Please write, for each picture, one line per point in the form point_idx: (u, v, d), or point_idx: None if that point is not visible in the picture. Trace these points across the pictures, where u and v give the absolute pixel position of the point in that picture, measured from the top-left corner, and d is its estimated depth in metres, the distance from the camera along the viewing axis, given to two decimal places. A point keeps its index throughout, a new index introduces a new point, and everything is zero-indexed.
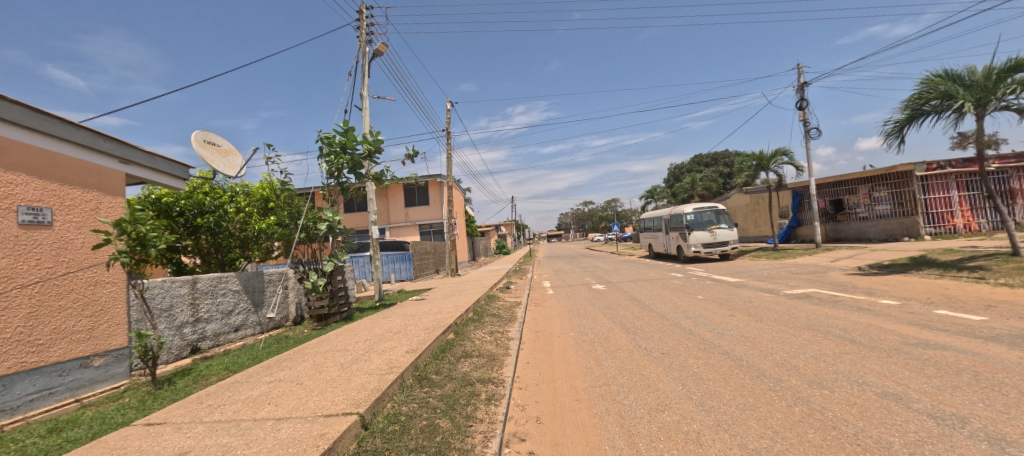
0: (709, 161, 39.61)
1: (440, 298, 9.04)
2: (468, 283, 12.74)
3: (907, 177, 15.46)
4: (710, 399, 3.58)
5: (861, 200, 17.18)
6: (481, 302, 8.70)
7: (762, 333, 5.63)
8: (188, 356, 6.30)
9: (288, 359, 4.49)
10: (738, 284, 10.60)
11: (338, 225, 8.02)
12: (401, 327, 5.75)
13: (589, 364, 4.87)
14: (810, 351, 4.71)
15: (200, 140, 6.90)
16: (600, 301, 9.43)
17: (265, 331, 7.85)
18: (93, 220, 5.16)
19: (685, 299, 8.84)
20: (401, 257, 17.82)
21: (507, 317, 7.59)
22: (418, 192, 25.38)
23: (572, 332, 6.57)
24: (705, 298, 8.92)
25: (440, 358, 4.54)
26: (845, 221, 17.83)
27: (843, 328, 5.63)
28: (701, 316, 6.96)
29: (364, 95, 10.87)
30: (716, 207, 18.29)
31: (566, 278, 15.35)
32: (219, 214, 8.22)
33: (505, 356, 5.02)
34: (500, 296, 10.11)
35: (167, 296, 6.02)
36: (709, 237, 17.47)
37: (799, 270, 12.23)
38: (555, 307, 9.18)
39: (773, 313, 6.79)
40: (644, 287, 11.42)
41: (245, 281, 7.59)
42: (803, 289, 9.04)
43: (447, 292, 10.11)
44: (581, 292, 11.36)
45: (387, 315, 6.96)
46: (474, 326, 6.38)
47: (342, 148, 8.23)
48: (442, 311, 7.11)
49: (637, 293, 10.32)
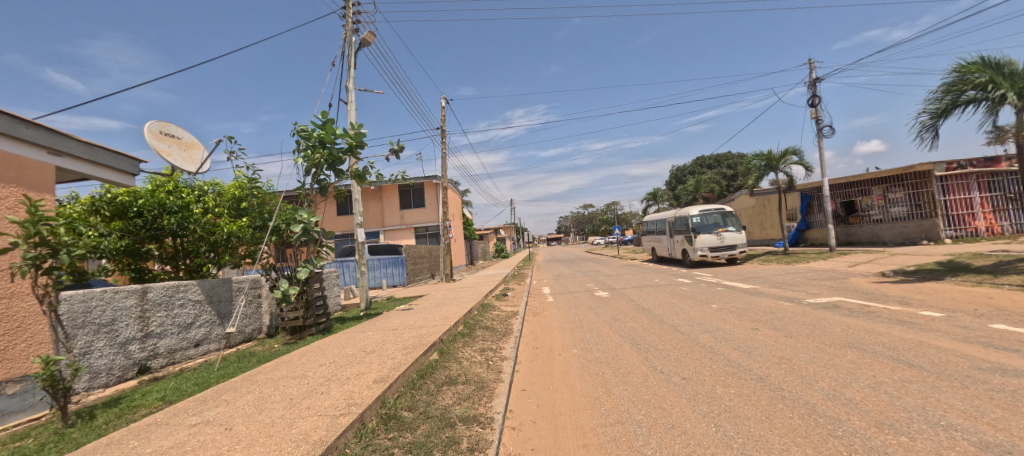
0: (711, 163, 38.90)
1: (429, 307, 8.23)
2: (462, 289, 11.91)
3: (925, 177, 14.74)
4: (755, 449, 2.77)
5: (875, 202, 16.45)
6: (474, 313, 7.88)
7: (799, 353, 4.81)
8: (134, 377, 5.50)
9: (232, 389, 3.70)
10: (753, 292, 9.81)
11: (314, 227, 7.13)
12: (377, 346, 4.94)
13: (597, 394, 4.05)
14: (864, 379, 3.90)
15: (154, 132, 6.12)
16: (605, 310, 8.63)
17: (232, 345, 7.06)
18: (9, 220, 4.36)
19: (698, 309, 8.06)
20: (394, 261, 17.04)
21: (501, 330, 6.79)
22: (414, 194, 24.63)
23: (575, 349, 5.75)
24: (720, 307, 8.15)
25: (417, 388, 3.73)
26: (858, 224, 17.11)
27: (891, 346, 4.83)
28: (720, 330, 6.15)
29: (350, 88, 10.15)
30: (723, 209, 17.53)
31: (566, 284, 14.58)
32: (184, 215, 7.43)
33: (497, 383, 4.22)
34: (496, 305, 9.31)
35: (109, 310, 5.20)
36: (716, 240, 16.69)
37: (816, 275, 11.42)
38: (554, 317, 8.39)
39: (803, 327, 5.99)
40: (652, 294, 10.60)
41: (209, 290, 6.79)
42: (827, 298, 8.24)
43: (437, 301, 9.28)
44: (584, 300, 10.58)
45: (364, 329, 6.13)
46: (463, 343, 5.56)
47: (320, 142, 7.49)
48: (428, 323, 6.32)
49: (645, 301, 9.51)
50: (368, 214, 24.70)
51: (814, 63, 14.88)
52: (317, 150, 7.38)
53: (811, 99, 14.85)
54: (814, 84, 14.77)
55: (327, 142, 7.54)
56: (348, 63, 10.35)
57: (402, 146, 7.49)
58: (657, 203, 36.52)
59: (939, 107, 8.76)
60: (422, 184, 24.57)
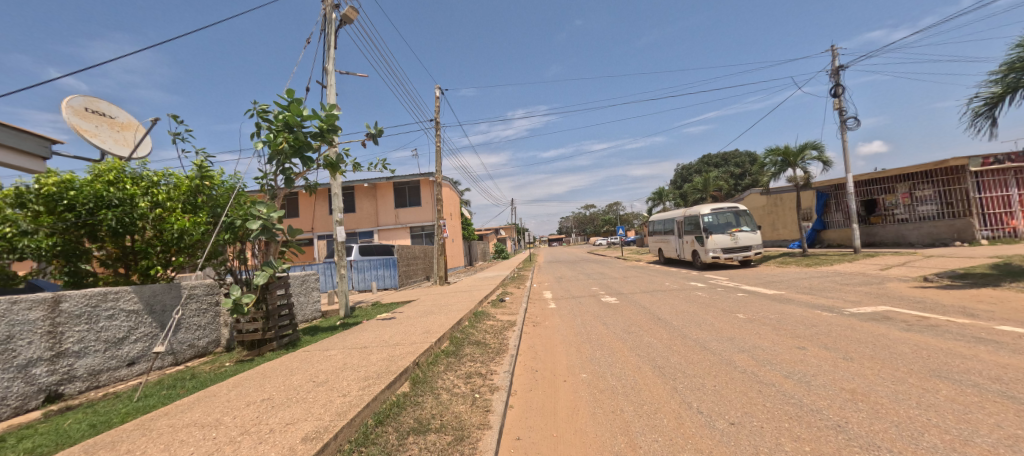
0: (718, 161, 37.73)
1: (414, 316, 7.17)
2: (456, 294, 10.85)
3: (957, 173, 13.68)
4: None
5: (900, 200, 15.42)
6: (464, 323, 6.81)
7: (875, 386, 3.73)
8: (39, 407, 4.45)
9: (107, 447, 2.66)
10: (780, 298, 8.73)
11: (275, 224, 6.05)
12: (330, 375, 3.84)
13: (620, 449, 2.95)
14: (989, 432, 2.83)
15: (75, 108, 5.10)
16: (614, 320, 7.57)
17: (176, 363, 6.01)
18: None
19: (722, 319, 7.01)
20: (386, 263, 15.96)
21: (495, 345, 5.73)
22: (409, 192, 23.60)
23: (584, 374, 4.66)
24: (748, 317, 7.06)
25: (371, 444, 2.66)
26: (881, 224, 16.06)
27: (992, 376, 3.77)
28: (761, 350, 5.07)
29: (331, 70, 9.15)
30: (736, 208, 16.48)
31: (569, 288, 13.48)
32: (126, 209, 6.35)
33: (485, 428, 3.17)
34: (491, 313, 8.25)
35: (3, 325, 4.14)
36: (729, 241, 15.58)
37: (846, 279, 10.34)
38: (557, 327, 7.35)
39: (862, 347, 4.91)
40: (666, 301, 9.50)
41: (149, 298, 5.77)
42: (872, 307, 7.15)
43: (425, 308, 8.20)
44: (589, 307, 9.51)
45: (328, 347, 5.04)
46: (445, 365, 4.50)
47: (287, 127, 6.47)
48: (406, 339, 5.26)
49: (659, 309, 8.40)
50: (362, 213, 23.57)
51: (837, 49, 13.80)
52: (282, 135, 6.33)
53: (834, 89, 13.77)
54: (838, 72, 13.69)
55: (295, 126, 6.51)
56: (328, 43, 9.35)
57: (382, 130, 6.52)
58: (662, 203, 35.42)
59: (998, 90, 7.70)
60: (418, 182, 23.54)
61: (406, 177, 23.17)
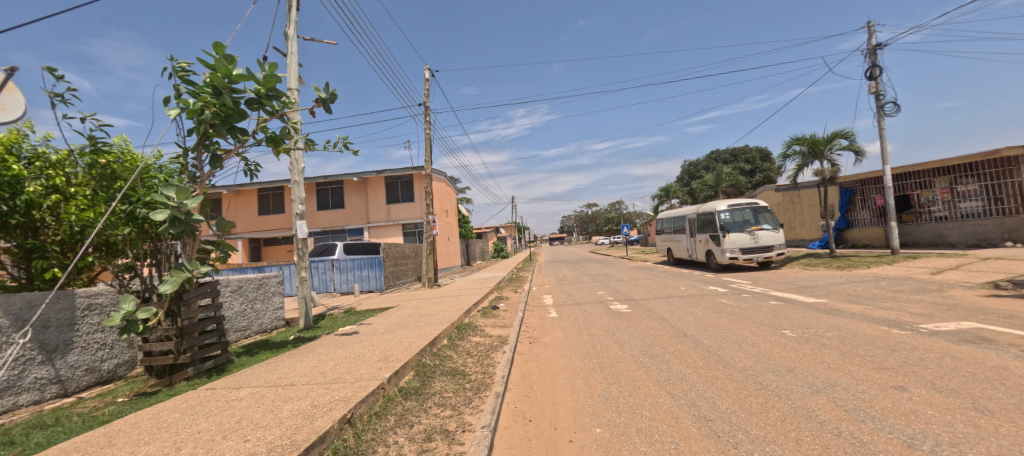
0: (727, 157, 36.18)
1: (383, 331, 5.76)
2: (441, 300, 9.41)
3: (1010, 165, 12.41)
4: None
5: (938, 196, 13.98)
6: (442, 342, 5.40)
7: None
8: None
9: None
10: (826, 309, 7.32)
11: (190, 214, 4.64)
12: (199, 448, 2.43)
13: None
14: None
15: None
16: (630, 337, 6.13)
17: (58, 395, 4.56)
18: None
19: (766, 337, 5.59)
20: (370, 263, 14.53)
21: (477, 375, 4.33)
22: (402, 187, 22.18)
23: (599, 429, 3.24)
24: (798, 335, 5.63)
25: None
26: (915, 223, 14.61)
27: None
28: (845, 393, 3.62)
29: (291, 36, 7.76)
30: (755, 204, 15.02)
31: (572, 292, 12.09)
32: (7, 194, 4.80)
33: None
34: (480, 325, 6.86)
35: None
36: (748, 241, 14.12)
37: (895, 286, 8.88)
38: (559, 345, 5.96)
39: (992, 390, 3.48)
40: (687, 310, 8.05)
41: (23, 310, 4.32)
42: (952, 324, 5.73)
43: (398, 320, 6.74)
44: (597, 316, 8.12)
45: (240, 384, 3.63)
46: (399, 418, 3.10)
47: (215, 91, 5.14)
48: (354, 369, 3.86)
49: (681, 321, 6.97)
50: (352, 209, 22.17)
51: (873, 26, 12.34)
52: (206, 100, 4.97)
53: (870, 70, 12.30)
54: (875, 52, 12.22)
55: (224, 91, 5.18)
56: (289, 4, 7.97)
57: (334, 95, 5.33)
58: (669, 201, 33.87)
59: None
60: (411, 175, 22.12)
61: (398, 171, 21.72)
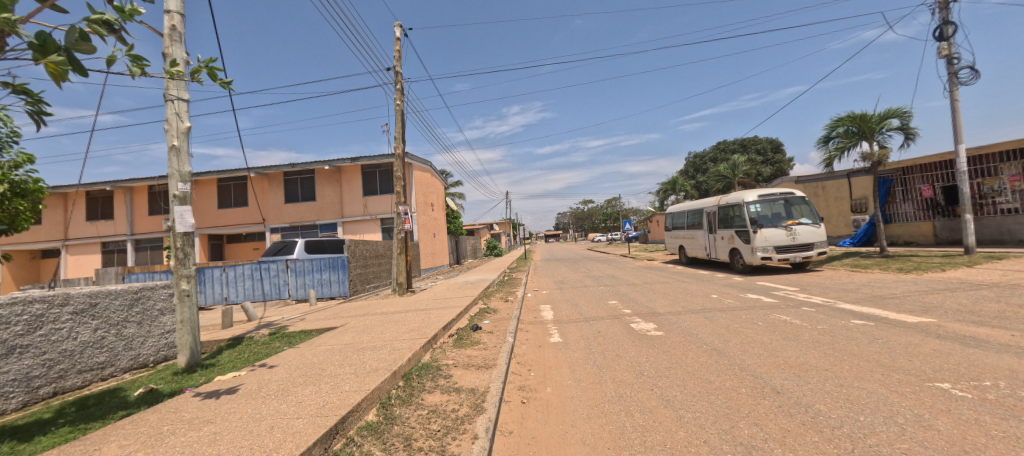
0: (736, 148, 34.11)
1: (272, 389, 3.41)
2: (405, 317, 7.02)
3: None
4: None
5: (1007, 185, 11.81)
6: (364, 420, 3.00)
7: None
8: None
9: None
10: (948, 335, 5.07)
11: None
12: None
13: None
14: None
15: None
16: (685, 391, 3.77)
17: None
18: None
19: (920, 401, 3.28)
20: (332, 264, 12.08)
21: None
22: (380, 177, 19.74)
23: None
24: (973, 394, 3.34)
25: None
26: (974, 217, 12.51)
27: None
28: None
29: None
30: (789, 194, 12.70)
31: (577, 300, 9.77)
32: None
33: None
34: (446, 367, 4.48)
35: None
36: (783, 238, 11.88)
37: (1011, 296, 6.67)
38: (568, 406, 3.62)
39: None
40: (744, 334, 5.73)
41: None
42: None
43: (317, 359, 4.35)
44: (617, 340, 5.82)
45: None
46: None
47: None
48: None
49: (749, 357, 4.66)
50: (323, 202, 19.67)
51: None
52: None
53: (940, 29, 10.05)
54: (946, 5, 9.97)
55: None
56: None
57: None
58: (674, 194, 31.54)
59: None
60: (390, 164, 19.64)
61: (374, 159, 19.21)
